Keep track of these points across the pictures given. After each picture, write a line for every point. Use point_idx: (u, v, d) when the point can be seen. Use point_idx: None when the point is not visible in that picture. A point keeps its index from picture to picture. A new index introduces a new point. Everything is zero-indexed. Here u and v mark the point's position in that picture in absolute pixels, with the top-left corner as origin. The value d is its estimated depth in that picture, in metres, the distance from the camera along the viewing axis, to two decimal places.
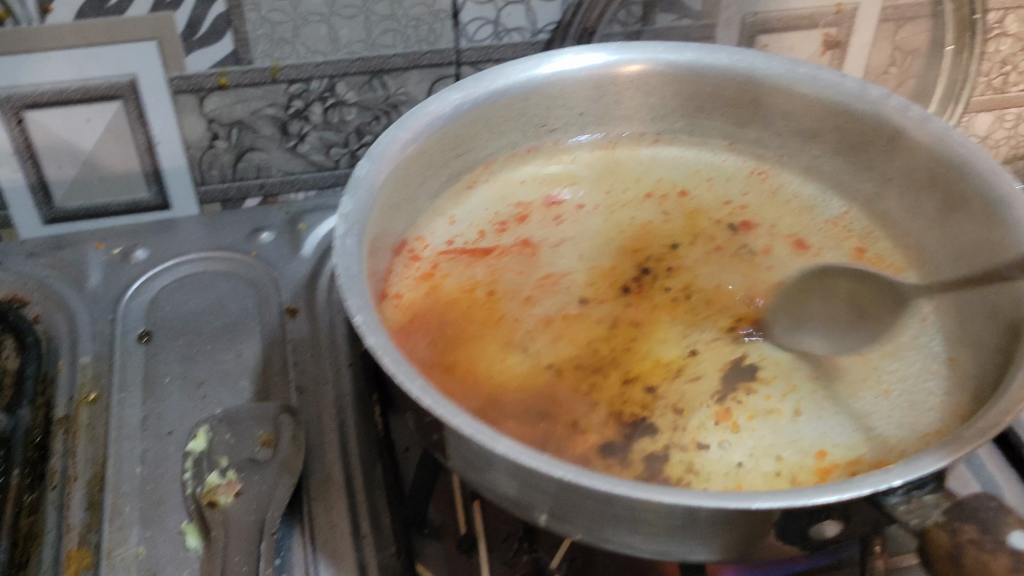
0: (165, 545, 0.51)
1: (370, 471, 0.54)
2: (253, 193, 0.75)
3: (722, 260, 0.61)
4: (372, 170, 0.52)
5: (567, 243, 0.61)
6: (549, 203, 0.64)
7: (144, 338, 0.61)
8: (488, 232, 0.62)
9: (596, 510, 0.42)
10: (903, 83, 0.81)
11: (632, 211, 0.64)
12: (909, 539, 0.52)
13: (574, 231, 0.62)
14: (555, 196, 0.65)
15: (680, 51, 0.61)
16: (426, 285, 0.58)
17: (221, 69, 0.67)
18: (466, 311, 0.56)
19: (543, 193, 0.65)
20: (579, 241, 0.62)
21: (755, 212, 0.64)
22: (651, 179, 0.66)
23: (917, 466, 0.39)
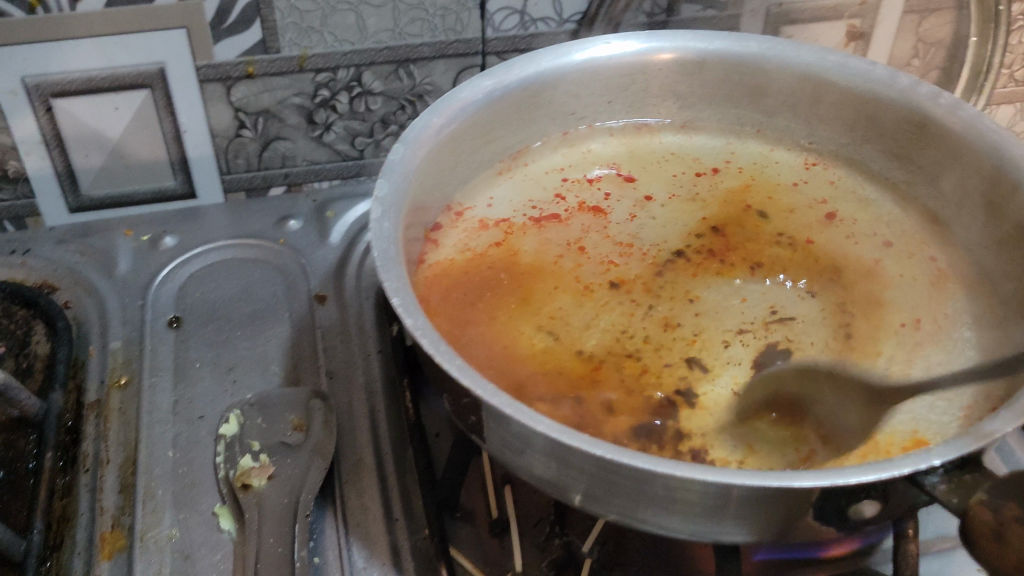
0: (198, 527, 0.51)
1: (401, 455, 0.54)
2: (277, 182, 0.76)
3: (753, 247, 0.61)
4: (406, 154, 0.53)
5: (600, 227, 0.62)
6: (584, 188, 0.64)
7: (173, 324, 0.61)
8: (523, 215, 0.62)
9: (634, 490, 0.42)
10: (926, 75, 0.81)
11: (663, 197, 0.64)
12: (942, 521, 0.52)
13: (609, 215, 0.63)
14: (589, 180, 0.65)
15: (709, 39, 0.61)
16: (463, 264, 0.58)
17: (249, 58, 0.67)
18: (503, 289, 0.57)
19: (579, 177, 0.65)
20: (614, 225, 0.62)
21: (785, 199, 0.64)
22: (683, 165, 0.66)
23: (956, 446, 0.39)
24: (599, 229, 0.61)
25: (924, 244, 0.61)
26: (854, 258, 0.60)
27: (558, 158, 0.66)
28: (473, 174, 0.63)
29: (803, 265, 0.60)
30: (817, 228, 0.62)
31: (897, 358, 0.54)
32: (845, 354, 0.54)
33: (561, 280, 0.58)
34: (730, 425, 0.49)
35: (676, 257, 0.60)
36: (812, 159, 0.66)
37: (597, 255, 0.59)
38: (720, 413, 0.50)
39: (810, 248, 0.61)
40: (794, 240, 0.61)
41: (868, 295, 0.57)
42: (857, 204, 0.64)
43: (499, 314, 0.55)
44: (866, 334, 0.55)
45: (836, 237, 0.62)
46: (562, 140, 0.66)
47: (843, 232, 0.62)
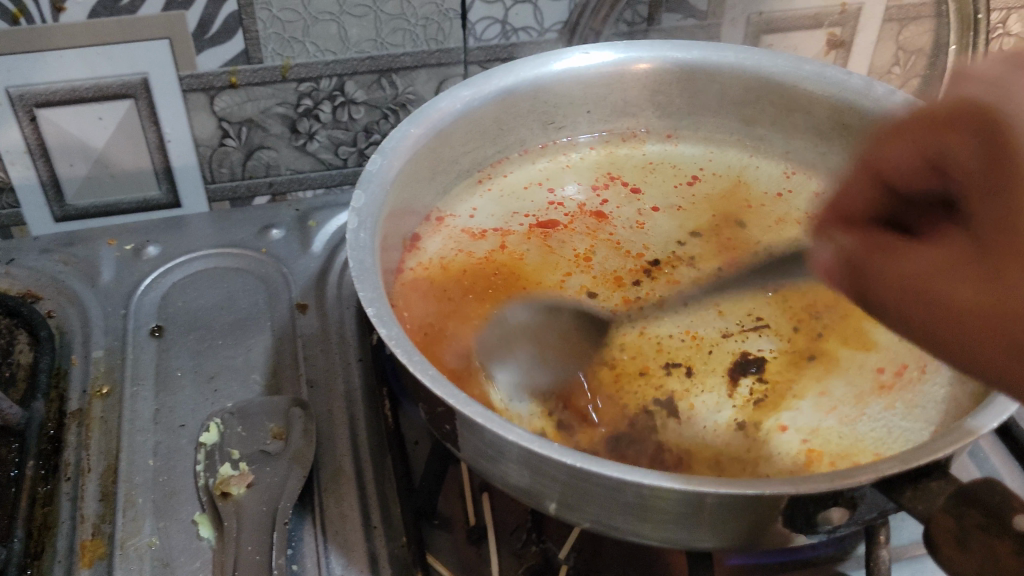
0: (178, 535, 0.51)
1: (381, 463, 0.55)
2: (262, 191, 0.76)
3: (729, 255, 0.61)
4: (383, 165, 0.53)
5: (579, 236, 0.62)
6: (564, 196, 0.65)
7: (156, 333, 0.62)
8: (503, 223, 0.63)
9: (606, 498, 0.43)
10: (907, 83, 0.82)
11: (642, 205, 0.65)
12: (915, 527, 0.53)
13: (587, 224, 0.63)
14: (569, 189, 0.66)
15: (686, 49, 0.62)
16: (443, 271, 0.59)
17: (232, 68, 0.68)
18: (482, 297, 0.57)
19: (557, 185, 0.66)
20: (591, 233, 0.62)
21: (763, 207, 0.65)
22: (662, 174, 0.67)
23: (921, 453, 0.40)
24: (580, 240, 0.62)
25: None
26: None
27: (538, 166, 0.67)
28: (454, 183, 0.63)
29: (778, 274, 0.60)
30: (793, 237, 0.63)
31: (872, 365, 0.54)
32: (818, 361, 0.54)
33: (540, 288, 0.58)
34: (706, 433, 0.50)
35: (653, 265, 0.61)
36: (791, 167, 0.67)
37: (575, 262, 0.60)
38: (696, 421, 0.50)
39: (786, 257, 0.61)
40: (770, 249, 0.62)
41: (840, 303, 0.58)
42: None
43: (478, 321, 0.56)
44: (840, 340, 0.56)
45: (812, 246, 0.62)
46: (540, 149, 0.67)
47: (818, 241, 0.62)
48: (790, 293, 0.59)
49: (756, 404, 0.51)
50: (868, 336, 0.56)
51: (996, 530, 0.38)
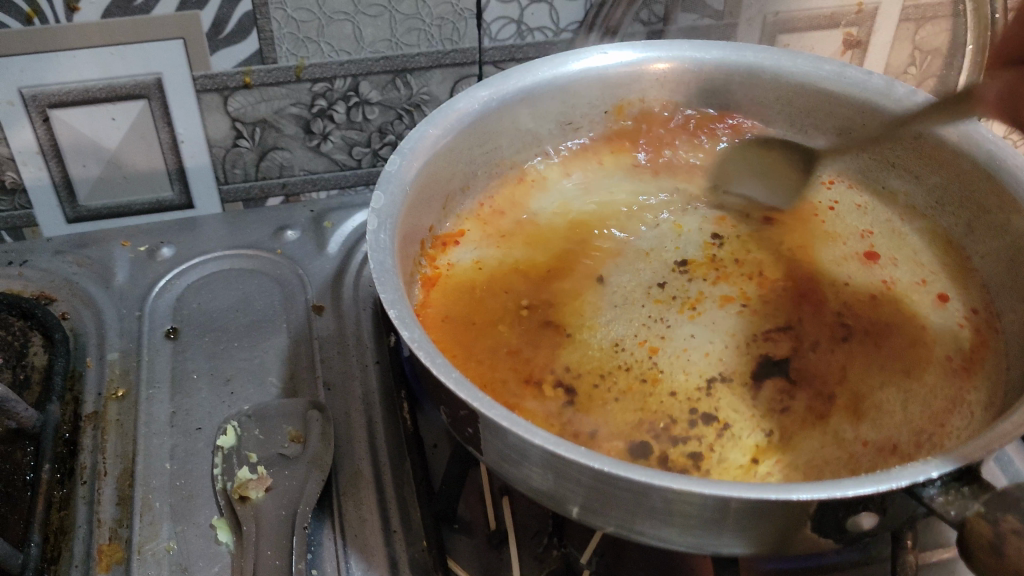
0: (196, 539, 0.50)
1: (400, 467, 0.55)
2: (275, 192, 0.76)
3: (758, 261, 0.61)
4: (403, 165, 0.53)
5: (605, 241, 0.61)
6: (590, 201, 0.64)
7: (171, 334, 0.61)
8: (528, 226, 0.62)
9: (632, 502, 0.42)
10: (923, 84, 0.81)
11: (669, 209, 0.64)
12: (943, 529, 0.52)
13: (614, 230, 0.62)
14: (598, 194, 0.65)
15: (706, 49, 0.62)
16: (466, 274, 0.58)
17: (246, 68, 0.67)
18: (506, 300, 0.57)
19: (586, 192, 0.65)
20: (617, 238, 0.62)
21: (792, 214, 0.64)
22: (692, 181, 0.66)
23: (956, 457, 0.39)
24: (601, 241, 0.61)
25: (933, 266, 0.60)
26: (859, 278, 0.59)
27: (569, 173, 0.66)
28: (480, 181, 0.63)
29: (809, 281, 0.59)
30: (824, 244, 0.62)
31: (906, 376, 0.53)
32: (848, 372, 0.53)
33: (564, 293, 0.58)
34: (728, 440, 0.49)
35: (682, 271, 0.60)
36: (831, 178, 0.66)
37: (599, 267, 0.59)
38: (722, 428, 0.50)
39: (814, 263, 0.60)
40: (799, 254, 0.61)
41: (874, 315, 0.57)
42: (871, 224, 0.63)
43: (501, 324, 0.55)
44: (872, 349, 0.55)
45: (840, 250, 0.61)
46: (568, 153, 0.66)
47: (849, 248, 0.62)
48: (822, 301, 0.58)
49: (785, 413, 0.51)
50: (902, 347, 0.55)
51: None
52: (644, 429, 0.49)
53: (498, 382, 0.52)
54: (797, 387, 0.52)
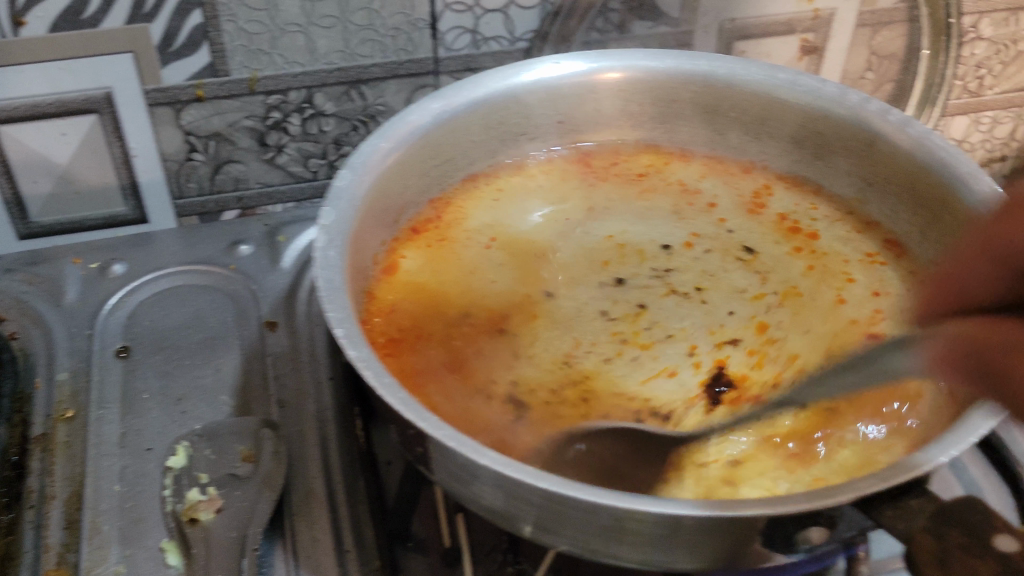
0: (145, 563, 0.50)
1: (353, 485, 0.54)
2: (230, 206, 0.75)
3: (724, 279, 0.60)
4: (353, 180, 0.52)
5: (564, 261, 0.61)
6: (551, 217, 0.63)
7: (122, 353, 0.60)
8: (487, 242, 0.61)
9: (584, 522, 0.42)
10: (880, 88, 0.80)
11: (632, 227, 0.63)
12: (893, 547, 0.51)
13: (577, 252, 0.61)
14: (563, 211, 0.64)
15: (659, 58, 0.61)
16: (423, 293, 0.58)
17: (198, 81, 0.66)
18: (464, 321, 0.56)
19: (549, 208, 0.64)
20: (581, 264, 0.61)
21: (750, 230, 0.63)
22: (661, 201, 0.65)
23: (898, 472, 0.39)
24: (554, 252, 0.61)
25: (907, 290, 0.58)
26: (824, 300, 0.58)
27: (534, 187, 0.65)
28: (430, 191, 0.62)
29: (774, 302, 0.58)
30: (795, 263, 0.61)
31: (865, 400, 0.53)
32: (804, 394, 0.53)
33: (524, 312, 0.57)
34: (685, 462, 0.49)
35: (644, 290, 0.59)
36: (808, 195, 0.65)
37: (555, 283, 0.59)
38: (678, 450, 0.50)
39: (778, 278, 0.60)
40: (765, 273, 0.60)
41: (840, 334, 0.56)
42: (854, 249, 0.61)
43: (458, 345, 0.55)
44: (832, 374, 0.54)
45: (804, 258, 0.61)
46: (529, 165, 0.66)
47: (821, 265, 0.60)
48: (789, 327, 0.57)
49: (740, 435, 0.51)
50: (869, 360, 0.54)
51: (978, 551, 0.36)
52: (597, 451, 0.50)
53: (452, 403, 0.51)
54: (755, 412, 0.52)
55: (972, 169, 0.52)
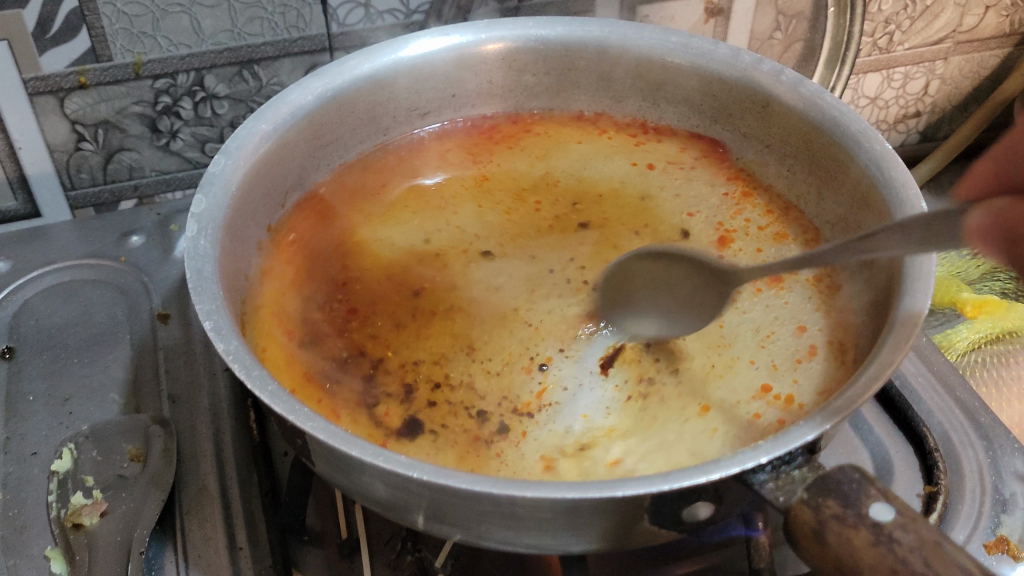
0: (28, 573, 0.48)
1: (246, 480, 0.52)
2: (127, 195, 0.73)
3: (639, 254, 0.58)
4: (228, 165, 0.50)
5: (480, 239, 0.59)
6: (455, 195, 0.62)
7: (5, 355, 0.58)
8: (392, 219, 0.60)
9: (466, 508, 0.41)
10: (790, 48, 0.79)
11: (553, 201, 0.62)
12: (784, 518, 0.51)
13: (491, 228, 0.60)
14: (469, 188, 0.63)
15: (550, 25, 0.60)
16: (330, 268, 0.57)
17: (79, 68, 0.63)
18: (365, 295, 0.55)
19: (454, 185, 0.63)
20: (494, 237, 0.59)
21: (679, 202, 0.61)
22: (597, 173, 0.64)
23: (786, 440, 0.38)
24: (451, 229, 0.60)
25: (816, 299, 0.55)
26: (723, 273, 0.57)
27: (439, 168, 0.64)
28: (330, 169, 0.61)
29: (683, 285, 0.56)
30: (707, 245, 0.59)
31: (747, 377, 0.51)
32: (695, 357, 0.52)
33: (430, 282, 0.56)
34: (561, 422, 0.49)
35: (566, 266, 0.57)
36: (745, 179, 0.62)
37: (462, 263, 0.57)
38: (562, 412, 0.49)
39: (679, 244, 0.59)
40: (682, 247, 0.59)
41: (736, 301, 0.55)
42: (750, 209, 0.61)
43: (356, 319, 0.54)
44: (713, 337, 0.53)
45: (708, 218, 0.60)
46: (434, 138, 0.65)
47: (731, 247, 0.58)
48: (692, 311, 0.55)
49: (628, 334, 0.54)
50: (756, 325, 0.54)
51: (852, 520, 0.35)
52: (475, 413, 0.49)
53: (338, 374, 0.50)
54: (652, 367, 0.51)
55: (864, 127, 0.51)
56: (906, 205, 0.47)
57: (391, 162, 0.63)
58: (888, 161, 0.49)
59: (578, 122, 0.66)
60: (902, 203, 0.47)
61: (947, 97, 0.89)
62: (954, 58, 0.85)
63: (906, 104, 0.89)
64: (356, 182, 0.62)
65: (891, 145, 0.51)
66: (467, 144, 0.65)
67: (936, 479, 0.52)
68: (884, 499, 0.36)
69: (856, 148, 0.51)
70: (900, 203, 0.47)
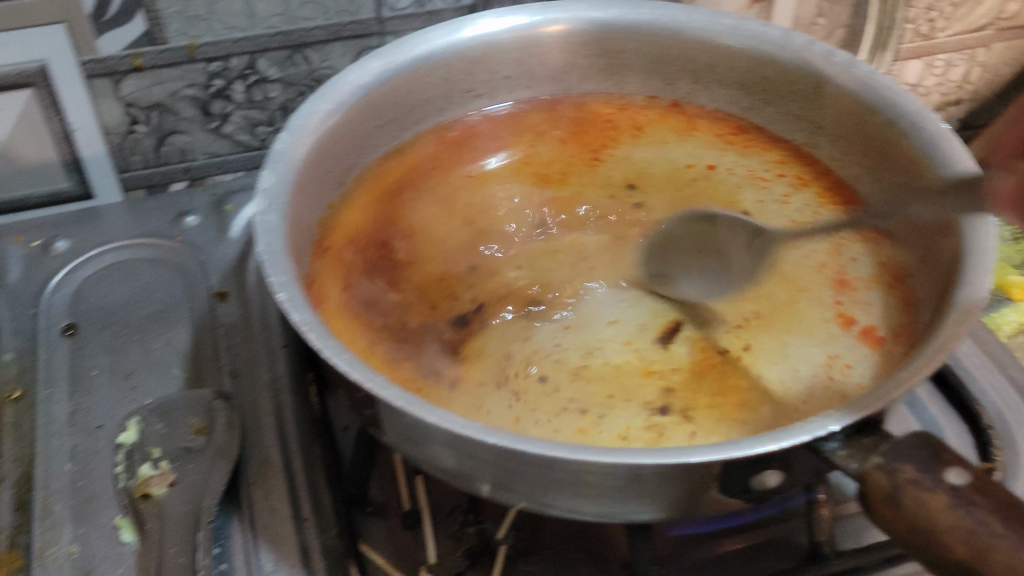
0: (99, 541, 0.48)
1: (309, 452, 0.53)
2: (178, 177, 0.73)
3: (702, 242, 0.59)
4: (292, 143, 0.51)
5: (542, 222, 0.60)
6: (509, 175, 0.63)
7: (68, 331, 0.59)
8: (449, 199, 0.61)
9: (536, 475, 0.41)
10: (832, 34, 0.79)
11: (611, 183, 0.63)
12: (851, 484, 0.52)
13: (553, 210, 0.61)
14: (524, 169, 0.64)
15: (603, 8, 0.60)
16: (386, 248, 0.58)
17: (135, 50, 0.64)
18: (423, 273, 0.56)
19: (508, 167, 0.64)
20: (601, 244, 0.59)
21: (751, 196, 0.62)
22: (665, 161, 0.65)
23: (856, 408, 0.38)
24: (508, 208, 0.61)
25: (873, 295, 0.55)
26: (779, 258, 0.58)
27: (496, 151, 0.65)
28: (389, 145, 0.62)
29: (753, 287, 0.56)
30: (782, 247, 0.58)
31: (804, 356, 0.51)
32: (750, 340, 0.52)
33: (489, 259, 0.57)
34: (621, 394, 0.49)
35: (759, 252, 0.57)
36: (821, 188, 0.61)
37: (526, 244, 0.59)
38: (623, 382, 0.50)
39: None
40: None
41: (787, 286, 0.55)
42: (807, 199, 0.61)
43: (414, 295, 0.54)
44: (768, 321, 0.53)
45: (762, 197, 0.61)
46: (492, 118, 0.66)
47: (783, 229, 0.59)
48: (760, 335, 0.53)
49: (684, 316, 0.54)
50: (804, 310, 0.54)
51: (929, 484, 0.36)
52: (538, 383, 0.50)
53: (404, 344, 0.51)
54: (711, 348, 0.52)
55: (920, 107, 0.52)
56: (972, 208, 0.46)
57: (452, 143, 0.64)
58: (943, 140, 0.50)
59: (630, 107, 0.67)
60: (969, 204, 0.46)
61: (988, 84, 0.89)
62: (996, 45, 0.85)
63: (946, 92, 0.89)
64: (434, 175, 0.63)
65: (946, 126, 0.51)
66: (519, 128, 0.66)
67: (992, 456, 0.52)
68: (959, 464, 0.37)
69: (912, 131, 0.52)
70: (970, 205, 0.46)
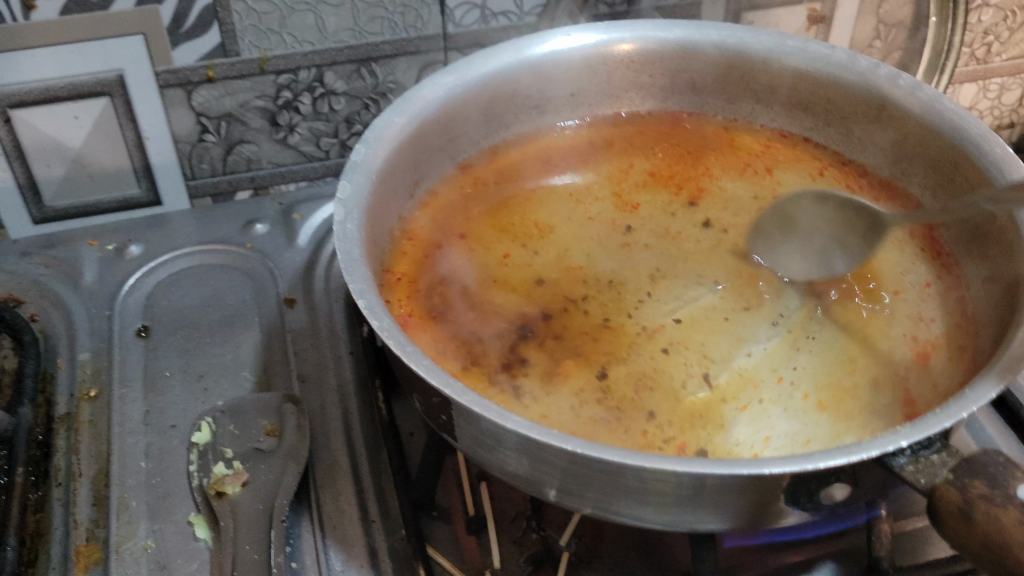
0: (174, 537, 0.50)
1: (376, 458, 0.54)
2: (243, 186, 0.75)
3: (769, 262, 0.60)
4: (369, 154, 0.52)
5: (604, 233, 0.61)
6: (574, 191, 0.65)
7: (142, 333, 0.61)
8: (517, 214, 0.63)
9: (607, 483, 0.42)
10: (888, 57, 0.82)
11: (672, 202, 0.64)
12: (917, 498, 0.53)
13: (618, 225, 0.63)
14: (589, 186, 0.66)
15: (668, 28, 0.62)
16: (450, 262, 0.59)
17: (209, 61, 0.66)
18: (487, 288, 0.57)
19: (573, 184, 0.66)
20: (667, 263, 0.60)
21: None
22: (727, 182, 0.66)
23: (924, 427, 0.38)
24: (575, 224, 0.62)
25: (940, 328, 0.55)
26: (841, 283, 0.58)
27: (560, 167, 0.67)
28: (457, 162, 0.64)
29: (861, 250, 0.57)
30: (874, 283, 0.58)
31: (866, 381, 0.52)
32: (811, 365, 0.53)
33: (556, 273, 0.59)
34: (685, 409, 0.50)
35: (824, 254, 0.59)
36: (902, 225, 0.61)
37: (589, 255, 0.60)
38: (686, 393, 0.51)
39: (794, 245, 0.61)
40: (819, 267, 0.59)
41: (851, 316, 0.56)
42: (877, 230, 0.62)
43: (479, 309, 0.56)
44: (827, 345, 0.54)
45: None
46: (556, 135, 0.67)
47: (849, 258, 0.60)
48: (838, 369, 0.52)
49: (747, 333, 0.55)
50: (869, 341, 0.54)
51: (1000, 500, 0.37)
52: (604, 393, 0.51)
53: (472, 355, 0.53)
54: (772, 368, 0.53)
55: (983, 131, 0.52)
56: None
57: (518, 158, 0.66)
58: (1007, 164, 0.51)
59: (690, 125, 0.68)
60: None
61: None
62: None
63: (999, 115, 0.89)
64: (501, 191, 0.65)
65: (1011, 150, 0.52)
66: (581, 144, 0.67)
67: None
68: None
69: (977, 152, 0.52)
70: None
